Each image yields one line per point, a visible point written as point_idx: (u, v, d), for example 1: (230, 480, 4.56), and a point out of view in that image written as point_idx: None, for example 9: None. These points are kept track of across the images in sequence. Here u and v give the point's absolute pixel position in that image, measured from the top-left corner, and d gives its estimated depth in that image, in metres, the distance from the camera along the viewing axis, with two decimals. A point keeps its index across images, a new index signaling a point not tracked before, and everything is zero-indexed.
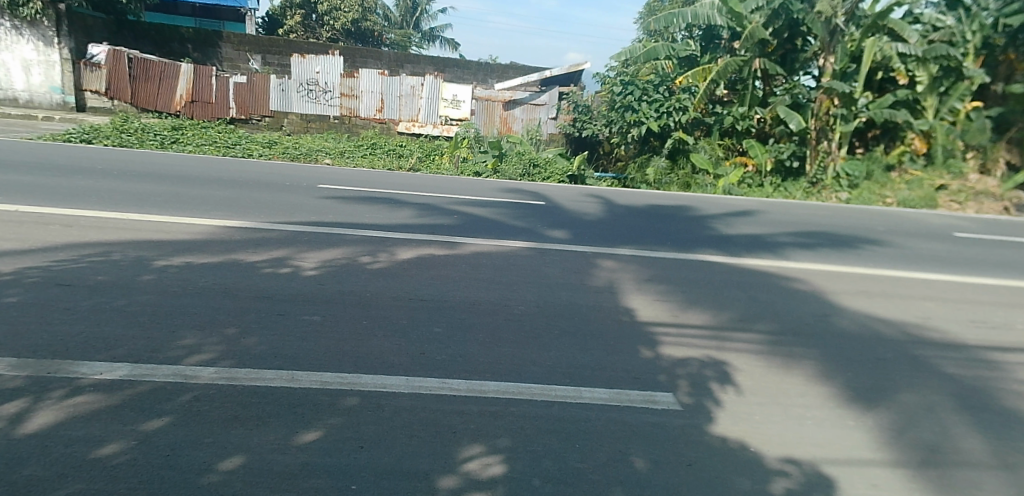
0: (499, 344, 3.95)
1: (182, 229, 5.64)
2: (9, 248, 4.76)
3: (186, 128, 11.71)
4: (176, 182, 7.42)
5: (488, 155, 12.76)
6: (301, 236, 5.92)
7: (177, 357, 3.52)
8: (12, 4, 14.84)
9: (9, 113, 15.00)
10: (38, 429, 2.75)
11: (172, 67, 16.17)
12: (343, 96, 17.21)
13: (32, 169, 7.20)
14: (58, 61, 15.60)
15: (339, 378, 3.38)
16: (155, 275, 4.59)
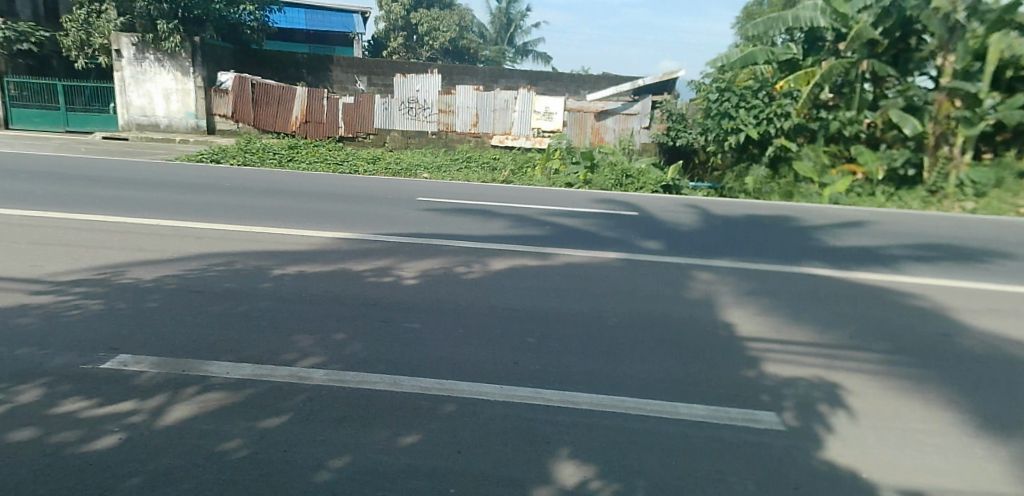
0: (591, 356, 3.96)
1: (297, 240, 6.09)
2: (152, 256, 5.34)
3: (301, 147, 12.59)
4: (291, 196, 8.01)
5: (580, 166, 12.66)
6: (402, 246, 6.21)
7: (293, 360, 3.81)
8: (156, 39, 16.64)
9: (153, 137, 16.85)
10: (176, 422, 3.08)
11: (289, 90, 17.25)
12: (441, 112, 17.83)
13: (171, 186, 8.03)
14: (193, 89, 17.32)
15: (438, 384, 3.53)
16: (273, 282, 4.99)
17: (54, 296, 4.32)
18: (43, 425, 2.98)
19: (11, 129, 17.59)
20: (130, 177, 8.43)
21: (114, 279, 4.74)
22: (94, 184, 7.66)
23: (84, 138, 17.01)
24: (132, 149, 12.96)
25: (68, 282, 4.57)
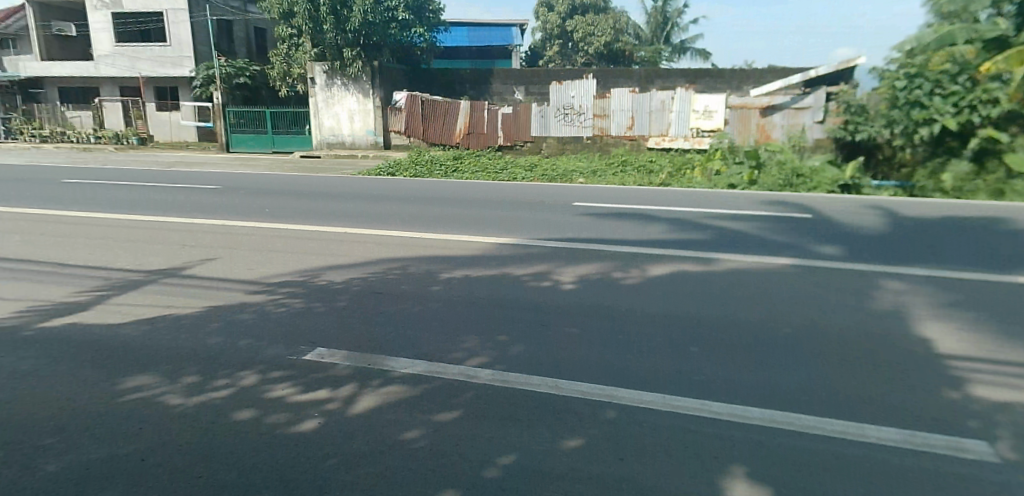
0: (761, 369, 3.75)
1: (462, 246, 6.48)
2: (340, 259, 5.98)
3: (465, 158, 13.31)
4: (457, 205, 8.52)
5: (744, 166, 11.96)
6: (560, 251, 6.34)
7: (462, 359, 4.07)
8: (342, 66, 18.74)
9: (340, 154, 18.90)
10: (364, 411, 3.44)
11: (454, 105, 18.32)
12: (597, 117, 17.89)
13: (354, 197, 8.92)
14: (372, 109, 19.16)
15: (599, 390, 3.57)
16: (442, 285, 5.36)
17: (265, 295, 5.02)
18: (260, 406, 3.47)
19: (231, 152, 20.58)
20: (322, 190, 9.47)
21: (311, 281, 5.38)
22: (294, 197, 8.74)
23: (285, 157, 19.37)
24: (323, 165, 14.63)
25: (275, 283, 5.27)
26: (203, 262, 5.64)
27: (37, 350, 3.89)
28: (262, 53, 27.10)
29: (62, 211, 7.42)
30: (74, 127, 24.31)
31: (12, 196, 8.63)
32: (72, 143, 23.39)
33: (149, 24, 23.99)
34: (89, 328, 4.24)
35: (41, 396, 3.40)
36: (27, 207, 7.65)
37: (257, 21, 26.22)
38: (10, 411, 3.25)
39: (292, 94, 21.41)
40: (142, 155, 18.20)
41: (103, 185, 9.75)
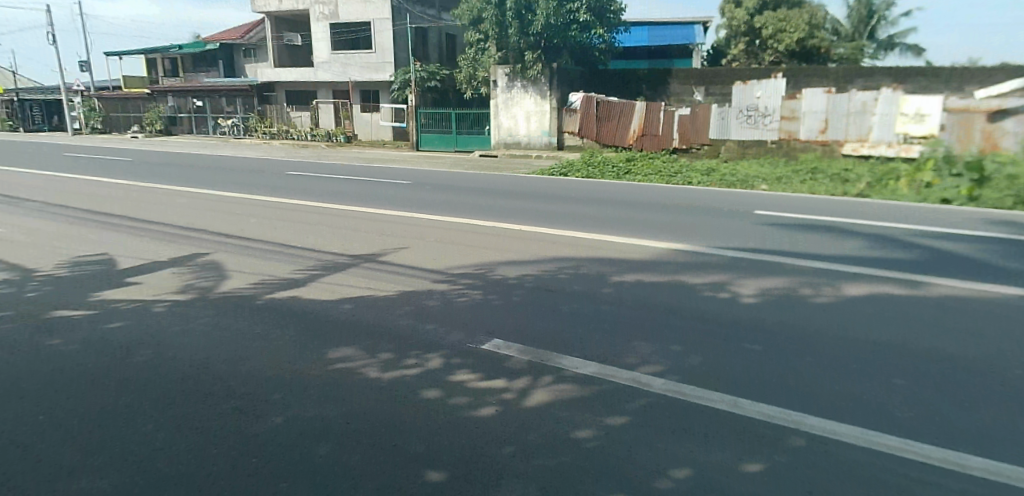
0: (985, 412, 3.26)
1: (635, 249, 6.40)
2: (516, 254, 6.20)
3: (638, 160, 13.13)
4: (630, 207, 8.44)
5: (963, 179, 10.43)
6: (739, 262, 6.02)
7: (633, 364, 4.03)
8: (522, 68, 19.46)
9: (516, 154, 19.64)
10: (538, 405, 3.55)
11: (629, 106, 18.08)
12: (784, 119, 16.62)
13: (529, 196, 9.20)
14: (548, 110, 19.69)
15: (782, 414, 3.35)
16: (614, 288, 5.34)
17: (448, 284, 5.36)
18: (443, 388, 3.73)
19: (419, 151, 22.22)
20: (499, 188, 9.89)
21: (489, 273, 5.64)
22: (472, 194, 9.24)
23: (465, 155, 20.55)
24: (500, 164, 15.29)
25: (456, 273, 5.61)
26: (395, 250, 6.18)
27: (266, 317, 4.54)
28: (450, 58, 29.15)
29: (284, 200, 8.54)
30: (296, 126, 27.76)
31: (247, 186, 10.11)
32: (292, 140, 26.83)
33: (357, 33, 26.87)
34: (305, 303, 4.85)
35: (269, 356, 3.96)
36: (259, 196, 8.93)
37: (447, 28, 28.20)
38: (247, 366, 3.83)
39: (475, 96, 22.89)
40: (347, 152, 20.31)
41: (314, 178, 11.05)
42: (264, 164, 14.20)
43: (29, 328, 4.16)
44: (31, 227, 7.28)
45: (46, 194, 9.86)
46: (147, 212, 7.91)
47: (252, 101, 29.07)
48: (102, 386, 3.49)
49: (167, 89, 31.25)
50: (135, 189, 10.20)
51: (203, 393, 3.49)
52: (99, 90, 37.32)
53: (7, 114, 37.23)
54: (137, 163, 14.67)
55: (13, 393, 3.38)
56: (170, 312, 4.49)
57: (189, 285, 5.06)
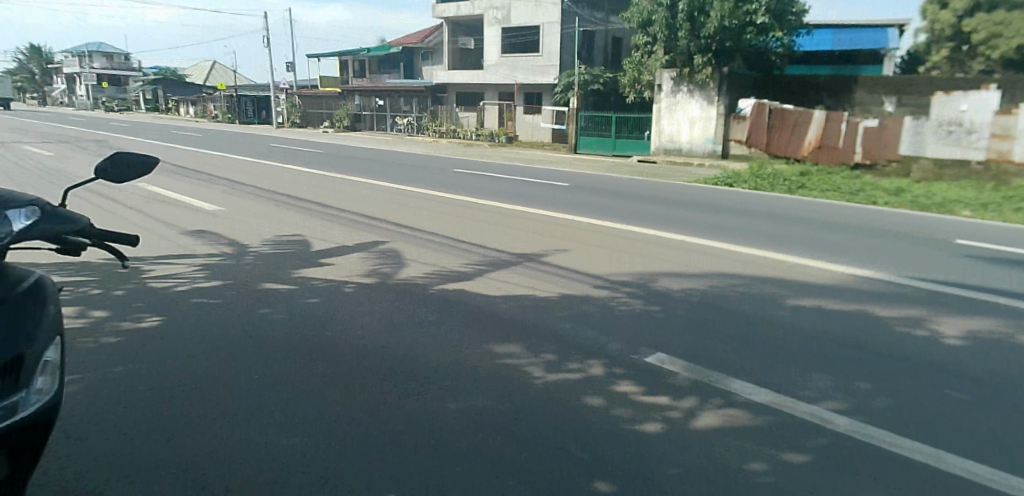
0: None
1: (812, 273, 5.91)
2: (679, 266, 5.99)
3: (814, 174, 12.18)
4: (805, 225, 7.86)
5: None
6: (940, 298, 5.32)
7: (812, 398, 3.70)
8: (691, 72, 19.02)
9: (677, 160, 19.17)
10: (705, 428, 3.36)
11: (807, 115, 16.86)
12: (994, 137, 14.65)
13: (693, 206, 8.87)
14: (715, 116, 18.89)
15: (1000, 477, 2.89)
16: (789, 312, 4.96)
17: (609, 291, 5.30)
18: (605, 396, 3.67)
19: (577, 153, 22.47)
20: (662, 195, 9.69)
21: (651, 283, 5.52)
22: (634, 200, 9.13)
23: (623, 160, 20.37)
24: (659, 171, 14.94)
25: (618, 281, 5.54)
26: (557, 252, 6.27)
27: (439, 306, 4.81)
28: (614, 60, 29.31)
29: (456, 196, 9.04)
30: (463, 126, 29.10)
31: (424, 181, 10.85)
32: (460, 139, 28.13)
33: (526, 37, 28.01)
34: (473, 296, 5.07)
35: (442, 345, 4.20)
36: (434, 191, 9.54)
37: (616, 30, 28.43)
38: (422, 352, 4.09)
39: (639, 99, 22.90)
40: (510, 152, 21.02)
41: (482, 177, 11.58)
42: (437, 161, 15.17)
43: (245, 295, 4.78)
44: (249, 208, 8.40)
45: (260, 180, 11.33)
46: (339, 200, 8.78)
47: (426, 101, 31.11)
48: (302, 355, 3.92)
49: (354, 89, 34.45)
50: (329, 179, 11.39)
51: (384, 372, 3.78)
52: (299, 88, 42.14)
53: (228, 107, 43.27)
54: (330, 155, 16.36)
55: (234, 351, 3.91)
56: (355, 293, 4.91)
57: (373, 270, 5.52)
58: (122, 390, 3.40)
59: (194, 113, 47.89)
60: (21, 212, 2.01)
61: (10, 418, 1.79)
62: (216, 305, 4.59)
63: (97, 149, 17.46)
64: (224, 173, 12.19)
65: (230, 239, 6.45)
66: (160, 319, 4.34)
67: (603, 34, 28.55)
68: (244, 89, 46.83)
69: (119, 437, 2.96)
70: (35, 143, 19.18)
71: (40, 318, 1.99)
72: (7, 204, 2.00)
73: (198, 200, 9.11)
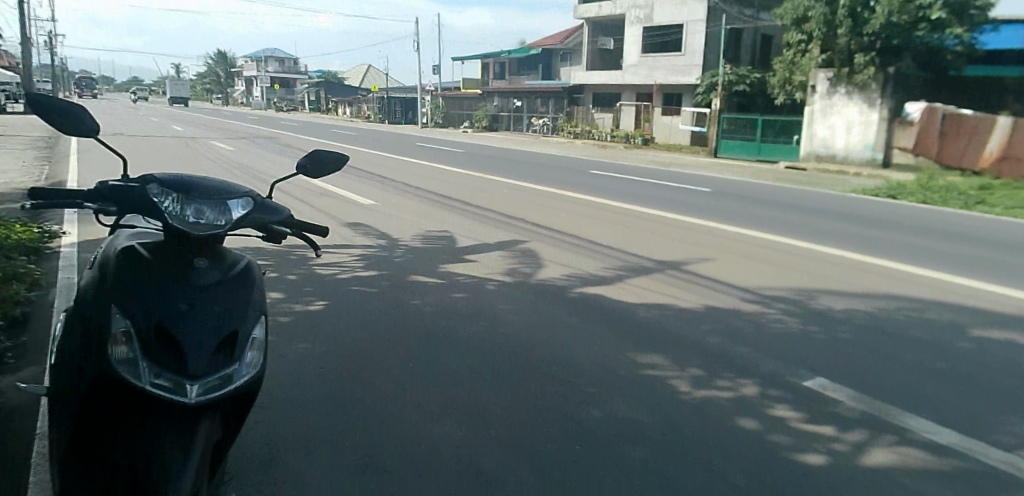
0: None
1: (1001, 301, 5.19)
2: (839, 284, 5.51)
3: (998, 188, 10.81)
4: (990, 246, 6.94)
5: None
6: None
7: (1010, 445, 3.20)
8: (850, 72, 17.48)
9: (828, 169, 17.65)
10: (877, 465, 3.00)
11: (988, 121, 15.21)
12: None
13: (851, 219, 8.17)
14: (876, 120, 17.34)
15: None
16: (975, 345, 4.37)
17: (760, 306, 4.99)
18: (761, 419, 3.41)
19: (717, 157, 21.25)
20: (818, 206, 9.01)
21: (806, 301, 5.13)
22: (786, 210, 8.57)
23: (767, 166, 19.05)
24: (810, 179, 14.02)
25: (770, 296, 5.20)
26: (701, 260, 6.04)
27: (580, 310, 4.78)
28: (761, 60, 27.95)
29: (595, 200, 9.03)
30: (599, 127, 28.91)
31: (564, 184, 10.96)
32: (594, 140, 27.91)
33: (669, 36, 27.54)
34: (613, 301, 5.01)
35: (584, 349, 4.16)
36: (574, 195, 9.60)
37: (764, 28, 27.08)
38: (566, 354, 4.07)
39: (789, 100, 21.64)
40: (647, 155, 20.63)
41: (622, 180, 11.46)
42: (576, 163, 15.22)
43: (397, 287, 5.05)
44: (399, 204, 8.97)
45: (409, 177, 12.02)
46: (482, 201, 9.10)
47: (562, 102, 31.64)
48: (451, 348, 4.08)
49: (494, 90, 35.57)
50: (472, 178, 11.83)
51: (529, 372, 3.82)
52: (442, 90, 44.31)
53: (379, 108, 46.48)
54: (471, 155, 16.99)
55: (390, 341, 4.16)
56: (500, 293, 5.02)
57: (513, 270, 5.63)
58: (297, 370, 3.74)
59: (348, 113, 51.92)
60: (239, 200, 2.21)
61: (227, 386, 2.00)
62: (371, 295, 4.88)
63: (274, 145, 19.54)
64: (378, 170, 13.08)
65: (383, 234, 6.90)
66: (326, 304, 4.74)
67: (751, 33, 27.25)
68: (393, 91, 50.04)
69: (297, 412, 3.28)
70: (221, 138, 21.80)
71: (250, 298, 2.20)
72: (228, 193, 2.21)
73: (355, 195, 9.86)
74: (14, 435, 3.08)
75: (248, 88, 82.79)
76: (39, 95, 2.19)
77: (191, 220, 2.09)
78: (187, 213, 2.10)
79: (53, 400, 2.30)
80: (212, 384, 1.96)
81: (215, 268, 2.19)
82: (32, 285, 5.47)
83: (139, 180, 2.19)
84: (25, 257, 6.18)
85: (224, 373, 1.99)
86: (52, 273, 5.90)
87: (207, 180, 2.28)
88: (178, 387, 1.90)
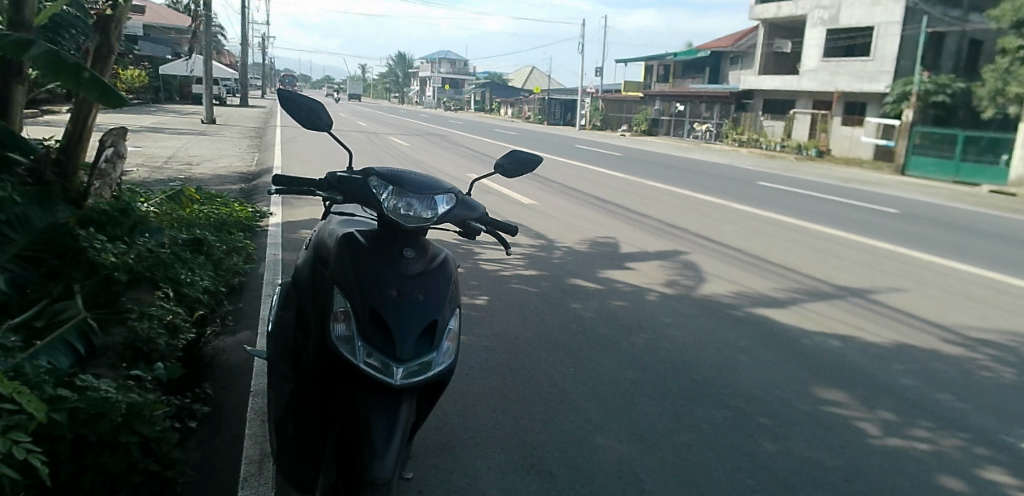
0: None
1: None
2: None
3: None
4: None
5: None
6: None
7: None
8: None
9: None
10: None
11: None
12: None
13: None
14: None
15: None
16: None
17: (964, 350, 4.37)
18: (968, 480, 2.92)
19: (903, 175, 19.37)
20: None
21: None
22: (999, 241, 7.48)
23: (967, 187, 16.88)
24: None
25: (977, 339, 4.54)
26: (890, 291, 5.46)
27: (750, 337, 4.53)
28: (969, 67, 24.72)
29: (766, 216, 8.60)
30: (766, 136, 27.41)
31: (731, 195, 10.51)
32: (760, 149, 26.57)
33: (855, 39, 25.61)
34: (783, 326, 4.75)
35: (754, 374, 3.94)
36: (742, 209, 9.20)
37: (975, 30, 24.00)
38: (734, 379, 3.87)
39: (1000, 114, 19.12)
40: (820, 168, 19.21)
41: (796, 195, 10.72)
42: (744, 173, 14.47)
43: (557, 302, 5.16)
44: (561, 206, 9.19)
45: (571, 179, 12.22)
46: (644, 209, 9.07)
47: (728, 108, 30.79)
48: (614, 361, 4.10)
49: (656, 94, 35.04)
50: (632, 183, 11.76)
51: (693, 392, 3.69)
52: (604, 93, 44.44)
53: (540, 109, 47.70)
54: (631, 159, 16.83)
55: (554, 349, 4.27)
56: (663, 316, 4.93)
57: (673, 281, 5.78)
58: (468, 365, 3.98)
59: (510, 113, 53.85)
60: (445, 196, 2.32)
61: (426, 373, 2.11)
62: (532, 307, 5.05)
63: (445, 141, 20.88)
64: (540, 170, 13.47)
65: (547, 238, 7.24)
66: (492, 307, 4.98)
67: (958, 36, 24.27)
68: (554, 91, 51.09)
69: (467, 403, 3.50)
70: (400, 133, 23.76)
71: (448, 290, 2.31)
72: (436, 188, 2.33)
73: (518, 194, 10.25)
74: (235, 389, 3.76)
75: (420, 87, 88.90)
76: (287, 93, 2.49)
77: (401, 212, 2.24)
78: (399, 205, 2.24)
79: (279, 365, 2.62)
80: (414, 369, 2.07)
81: (420, 259, 2.33)
82: (246, 259, 6.41)
83: (362, 172, 2.38)
84: (242, 232, 7.17)
85: (424, 359, 2.11)
86: (261, 249, 6.84)
87: (417, 174, 2.42)
88: (387, 368, 2.03)
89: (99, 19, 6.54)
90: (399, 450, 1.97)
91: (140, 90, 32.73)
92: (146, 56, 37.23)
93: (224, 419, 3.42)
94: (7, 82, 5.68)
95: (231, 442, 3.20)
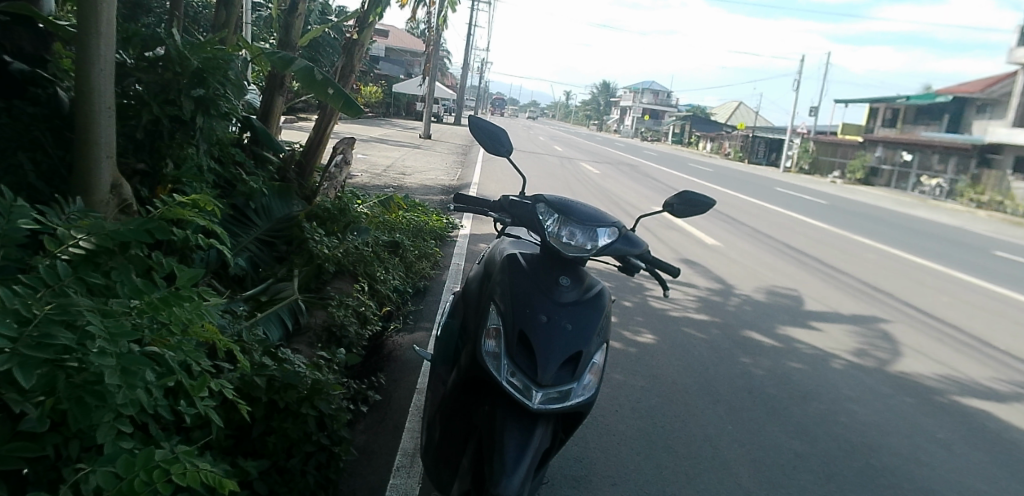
0: None
1: None
2: None
3: None
4: None
5: None
6: None
7: None
8: None
9: None
10: None
11: None
12: None
13: None
14: None
15: None
16: None
17: None
18: None
19: None
20: None
21: None
22: None
23: None
24: None
25: None
26: None
27: (953, 431, 3.86)
28: None
29: (1000, 292, 7.30)
30: (1016, 198, 23.16)
31: (955, 262, 9.08)
32: (1004, 213, 22.56)
33: None
34: (1001, 426, 3.97)
35: (954, 477, 3.32)
36: (968, 280, 7.89)
37: None
38: (924, 476, 3.32)
39: None
40: None
41: None
42: (979, 239, 12.39)
43: (726, 352, 4.89)
44: (747, 251, 8.65)
45: (763, 223, 11.46)
46: (845, 266, 8.18)
47: (969, 162, 26.83)
48: (779, 427, 3.75)
49: (879, 140, 31.52)
50: (834, 236, 10.68)
51: (868, 479, 3.25)
52: (817, 134, 41.12)
53: (742, 146, 45.46)
54: (838, 209, 15.34)
55: (716, 402, 4.05)
56: (851, 387, 4.40)
57: (864, 351, 5.14)
58: (623, 402, 3.93)
59: (710, 149, 52.02)
60: (607, 229, 2.34)
61: (564, 401, 2.15)
62: (698, 353, 4.83)
63: (635, 172, 20.81)
64: (730, 210, 12.86)
65: (725, 283, 6.87)
66: (653, 348, 4.89)
67: None
68: (760, 129, 48.25)
69: (611, 440, 3.46)
70: (593, 161, 24.22)
71: (598, 322, 2.34)
72: (600, 220, 2.36)
73: (702, 233, 9.85)
74: (404, 383, 4.12)
75: (620, 117, 89.86)
76: (477, 119, 2.71)
77: (563, 240, 2.32)
78: (561, 233, 2.33)
79: (438, 368, 2.83)
80: (552, 396, 2.12)
81: (574, 288, 2.39)
82: (433, 265, 6.96)
83: (531, 197, 2.49)
84: (435, 240, 7.78)
85: (564, 388, 2.15)
86: (448, 258, 7.38)
87: (586, 204, 2.47)
88: (527, 390, 2.11)
89: (347, 42, 7.61)
90: (527, 472, 2.01)
91: (376, 105, 37.35)
92: (384, 76, 42.53)
93: (389, 410, 3.76)
94: (272, 93, 6.84)
95: (391, 432, 3.50)
